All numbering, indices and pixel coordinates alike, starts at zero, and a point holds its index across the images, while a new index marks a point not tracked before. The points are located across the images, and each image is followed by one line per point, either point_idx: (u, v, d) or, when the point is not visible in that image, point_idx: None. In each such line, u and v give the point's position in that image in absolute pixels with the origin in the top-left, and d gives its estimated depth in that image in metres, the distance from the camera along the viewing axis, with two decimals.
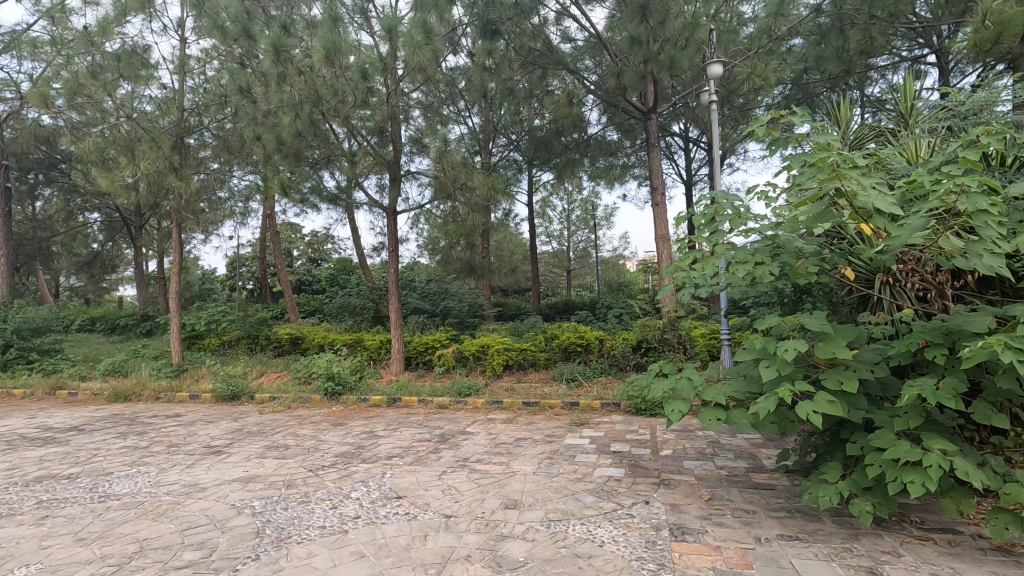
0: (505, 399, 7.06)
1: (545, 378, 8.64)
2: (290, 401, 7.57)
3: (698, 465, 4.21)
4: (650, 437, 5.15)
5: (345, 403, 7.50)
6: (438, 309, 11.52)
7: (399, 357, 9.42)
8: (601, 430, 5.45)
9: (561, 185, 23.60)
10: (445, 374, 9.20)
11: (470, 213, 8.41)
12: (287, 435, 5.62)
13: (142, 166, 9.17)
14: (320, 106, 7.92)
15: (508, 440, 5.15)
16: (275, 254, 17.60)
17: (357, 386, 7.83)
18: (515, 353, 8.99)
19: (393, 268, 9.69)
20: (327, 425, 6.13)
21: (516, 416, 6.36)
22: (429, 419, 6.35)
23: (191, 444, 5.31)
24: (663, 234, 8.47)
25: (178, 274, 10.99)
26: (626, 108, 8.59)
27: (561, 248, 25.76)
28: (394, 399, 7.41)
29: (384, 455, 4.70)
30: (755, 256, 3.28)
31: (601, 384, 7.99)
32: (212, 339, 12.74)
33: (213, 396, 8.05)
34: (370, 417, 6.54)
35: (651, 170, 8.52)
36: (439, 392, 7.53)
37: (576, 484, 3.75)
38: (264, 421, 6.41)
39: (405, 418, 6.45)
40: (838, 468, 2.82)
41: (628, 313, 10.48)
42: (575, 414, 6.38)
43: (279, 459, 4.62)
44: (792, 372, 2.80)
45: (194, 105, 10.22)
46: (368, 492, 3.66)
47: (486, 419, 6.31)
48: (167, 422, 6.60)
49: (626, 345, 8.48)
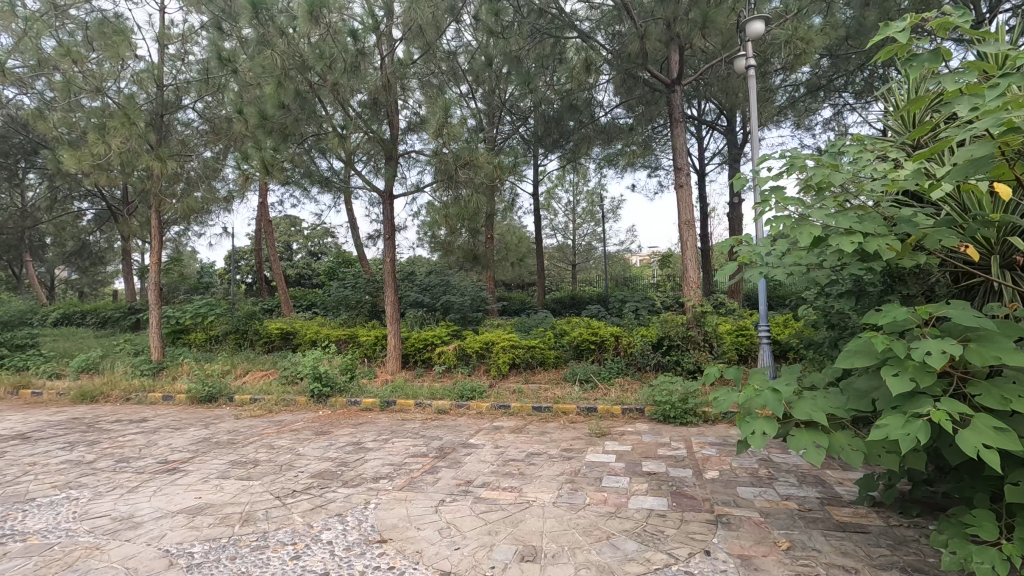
0: (513, 403, 6.26)
1: (556, 379, 7.86)
2: (272, 404, 6.78)
3: (756, 493, 3.40)
4: (687, 454, 4.33)
5: (334, 406, 6.72)
6: (439, 303, 10.75)
7: (396, 355, 8.67)
8: (628, 444, 4.65)
9: (568, 176, 22.83)
10: (446, 373, 8.43)
11: (473, 194, 7.57)
12: (260, 446, 4.82)
13: (113, 144, 8.34)
14: (308, 74, 7.10)
15: (519, 457, 4.34)
16: (269, 245, 16.85)
17: (351, 386, 7.08)
18: (523, 351, 8.20)
19: (388, 258, 8.88)
20: (309, 434, 5.33)
21: (526, 424, 5.55)
22: (426, 427, 5.55)
23: (145, 458, 4.51)
24: (688, 219, 7.66)
25: (158, 264, 10.17)
26: (646, 79, 7.72)
27: (567, 242, 25.02)
28: (388, 402, 6.60)
29: (370, 476, 3.90)
30: (861, 224, 2.37)
31: (618, 386, 7.21)
32: (199, 334, 11.97)
33: (188, 397, 7.25)
34: (359, 424, 5.75)
35: (674, 148, 7.66)
36: (438, 394, 6.73)
37: (610, 523, 2.94)
38: (239, 428, 5.62)
39: (398, 426, 5.65)
40: (994, 521, 2.02)
41: (644, 308, 9.67)
42: (594, 422, 5.57)
43: (243, 480, 3.81)
44: (932, 385, 2.00)
45: (175, 81, 9.56)
46: (343, 533, 2.86)
47: (492, 427, 5.51)
48: (129, 428, 5.80)
49: (645, 342, 7.65)
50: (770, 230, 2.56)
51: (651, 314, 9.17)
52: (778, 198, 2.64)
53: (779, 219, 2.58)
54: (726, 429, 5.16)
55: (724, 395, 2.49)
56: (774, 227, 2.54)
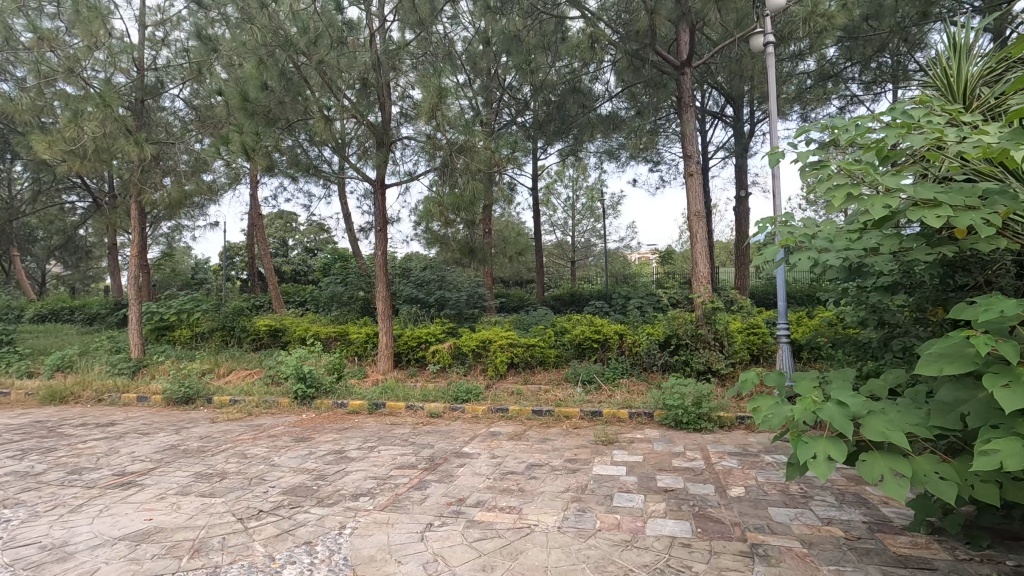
0: (511, 406, 5.81)
1: (556, 379, 7.42)
2: (252, 406, 6.31)
3: (791, 516, 2.94)
4: (706, 467, 3.88)
5: (319, 409, 6.26)
6: (433, 298, 10.31)
7: (388, 354, 8.23)
8: (638, 454, 4.21)
9: (567, 170, 22.36)
10: (440, 373, 8.00)
11: (471, 182, 7.11)
12: (231, 455, 4.36)
13: (87, 129, 7.85)
14: (292, 53, 6.77)
15: (518, 469, 3.89)
16: (260, 241, 16.38)
17: (339, 388, 6.62)
18: (522, 349, 7.76)
19: (379, 252, 8.43)
20: (288, 440, 4.88)
21: (526, 430, 5.10)
22: (416, 433, 5.10)
23: (101, 468, 4.05)
24: (698, 210, 7.21)
25: (138, 256, 9.63)
26: (653, 61, 7.28)
27: (566, 239, 24.58)
28: (377, 405, 6.15)
29: (350, 492, 3.44)
30: (949, 195, 1.92)
31: (623, 387, 6.79)
32: (184, 331, 11.50)
33: (163, 398, 6.78)
34: (344, 429, 5.30)
35: (683, 134, 7.22)
36: (431, 396, 6.27)
37: (626, 555, 2.49)
38: (212, 434, 5.16)
39: (387, 431, 5.19)
40: None
41: (648, 305, 9.24)
42: (599, 427, 5.13)
43: (203, 498, 3.35)
44: None
45: (156, 64, 9.11)
46: (309, 568, 2.41)
47: (489, 433, 5.06)
48: (93, 432, 5.34)
49: (652, 341, 7.23)
50: (830, 200, 2.09)
51: (656, 311, 8.74)
52: (839, 164, 2.18)
53: (843, 187, 2.11)
54: (744, 437, 4.72)
55: (771, 408, 2.04)
56: (837, 196, 2.07)
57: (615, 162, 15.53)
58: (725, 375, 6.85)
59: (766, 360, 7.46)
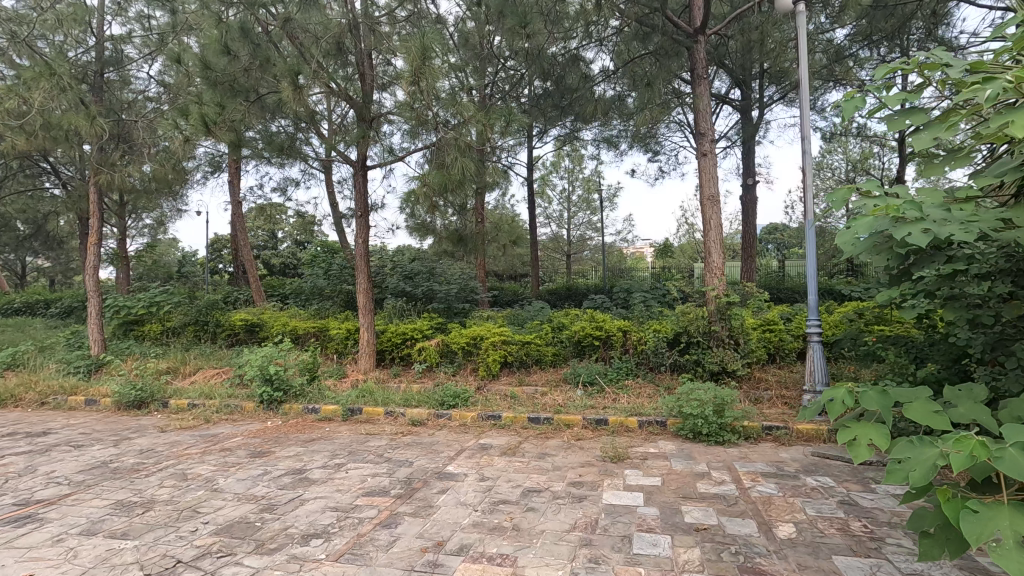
0: (504, 413, 5.12)
1: (554, 380, 6.76)
2: (212, 412, 5.59)
3: (866, 572, 2.26)
4: (740, 494, 3.20)
5: (287, 414, 5.54)
6: (421, 291, 9.62)
7: (370, 352, 7.52)
8: (655, 476, 3.53)
9: (563, 161, 21.67)
10: (427, 373, 7.31)
11: (460, 159, 6.45)
12: (168, 476, 3.64)
13: (33, 101, 7.06)
14: (260, 10, 6.20)
15: (511, 497, 3.19)
16: (241, 231, 15.58)
17: (311, 392, 5.91)
18: (516, 347, 7.07)
19: (360, 240, 7.70)
20: (243, 455, 4.17)
21: (521, 443, 4.41)
22: (393, 446, 4.39)
23: (3, 495, 3.32)
24: (712, 193, 6.52)
25: (97, 245, 8.81)
26: (663, 27, 6.60)
27: (561, 232, 23.90)
28: (352, 411, 5.44)
29: (299, 532, 2.73)
30: None
31: (628, 390, 6.13)
32: (154, 326, 10.73)
33: (114, 402, 6.04)
34: (311, 441, 4.59)
35: (696, 111, 6.55)
36: (413, 400, 5.55)
37: None
38: (156, 447, 4.44)
39: (359, 444, 4.47)
40: None
41: (654, 300, 8.56)
42: (605, 440, 4.46)
43: (112, 542, 2.64)
44: None
45: (117, 33, 8.33)
46: None
47: (478, 446, 4.37)
48: (18, 443, 4.61)
49: (659, 338, 6.56)
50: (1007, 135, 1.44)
51: (662, 306, 8.07)
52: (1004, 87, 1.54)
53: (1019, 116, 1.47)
54: (775, 453, 4.05)
55: (910, 451, 1.31)
56: None
57: (614, 151, 14.86)
58: (740, 377, 6.20)
59: (781, 360, 6.93)
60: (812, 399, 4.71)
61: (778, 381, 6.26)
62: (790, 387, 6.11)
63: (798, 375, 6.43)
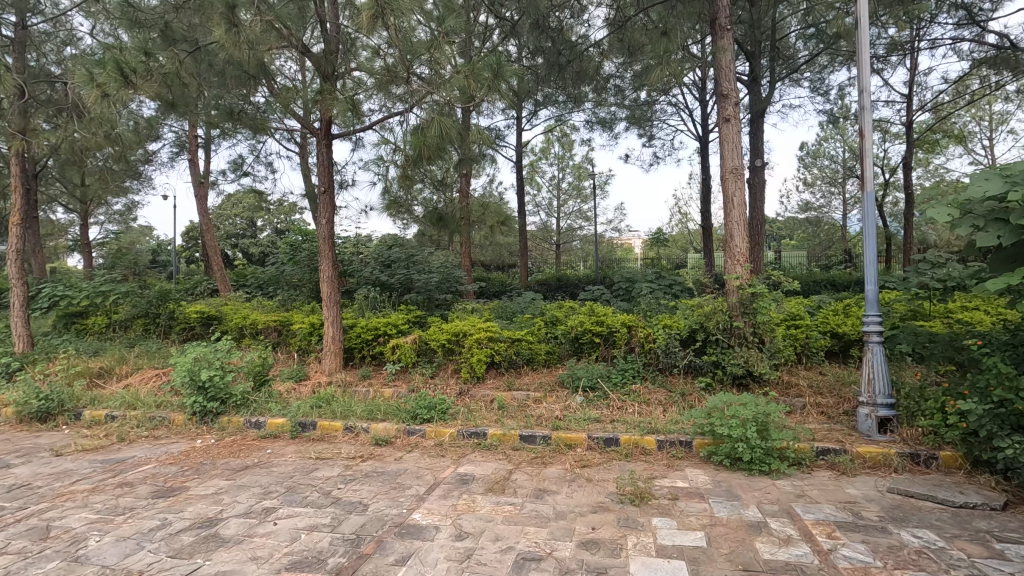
0: (490, 430, 4.14)
1: (548, 382, 5.82)
2: (132, 427, 4.55)
3: None
4: (822, 565, 2.27)
5: (224, 429, 4.51)
6: (398, 280, 8.62)
7: (335, 350, 6.52)
8: (697, 531, 2.59)
9: (552, 146, 20.72)
10: (401, 375, 6.33)
11: (438, 118, 5.53)
12: (23, 533, 2.63)
13: None
14: None
15: (498, 573, 2.23)
16: (206, 216, 14.38)
17: (259, 398, 4.89)
18: (505, 345, 6.10)
19: (323, 222, 6.62)
20: (145, 495, 3.16)
21: (511, 475, 3.43)
22: (347, 478, 3.39)
23: None
24: (736, 165, 5.53)
25: (20, 227, 7.48)
26: None
27: (550, 221, 22.95)
28: (303, 426, 4.42)
29: None
30: None
31: (636, 397, 5.20)
32: (99, 319, 9.59)
33: (15, 413, 4.97)
34: (243, 470, 3.59)
35: (715, 69, 5.61)
36: (379, 412, 4.53)
37: None
38: (35, 480, 3.40)
39: (302, 475, 3.46)
40: None
41: (660, 292, 7.64)
42: (620, 469, 3.51)
43: None
44: None
45: None
46: None
47: (457, 478, 3.39)
48: None
49: (672, 335, 5.63)
50: None
51: (671, 298, 7.13)
52: None
53: None
54: (842, 490, 3.12)
55: None
56: None
57: (608, 133, 13.96)
58: (767, 381, 5.29)
59: (808, 360, 6.05)
60: (869, 414, 3.80)
61: (812, 387, 5.36)
62: (826, 394, 5.22)
63: (831, 378, 5.56)
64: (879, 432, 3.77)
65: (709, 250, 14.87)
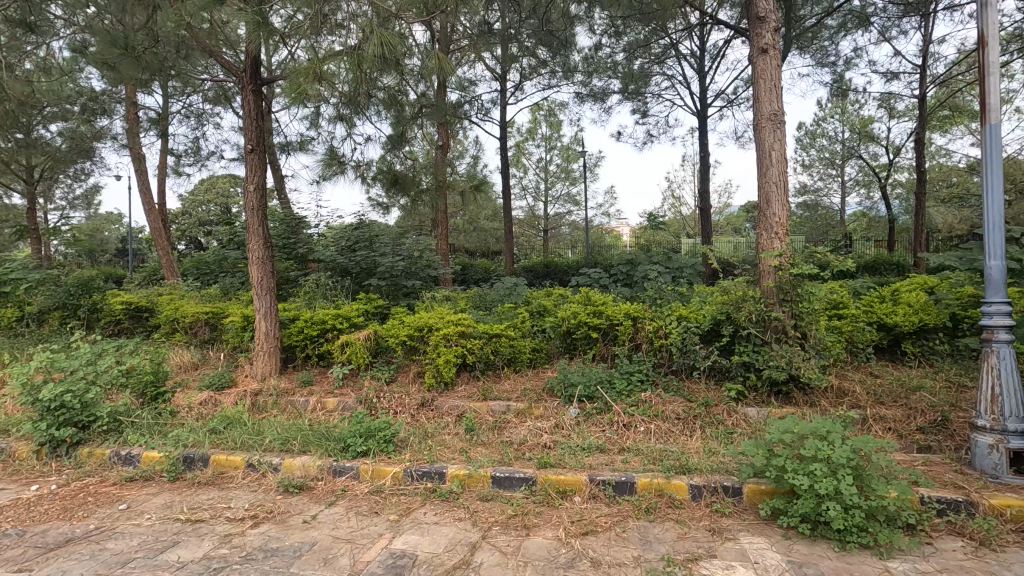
0: (451, 469, 2.91)
1: (534, 388, 4.59)
2: None
3: None
4: None
5: (81, 467, 3.22)
6: (358, 265, 7.33)
7: (269, 350, 5.22)
8: None
9: (539, 125, 19.44)
10: (351, 380, 5.07)
11: (375, 30, 4.04)
12: None
13: None
14: None
15: None
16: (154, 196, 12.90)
17: (141, 419, 3.59)
18: (479, 341, 4.85)
19: (250, 190, 5.22)
20: None
21: (474, 555, 2.20)
22: (214, 566, 2.14)
23: None
24: (774, 110, 4.31)
25: None
26: None
27: (538, 205, 21.73)
28: (191, 462, 3.16)
29: None
30: None
31: (648, 411, 4.01)
32: (8, 312, 8.17)
33: None
34: (61, 548, 2.32)
35: None
36: (298, 442, 3.25)
37: None
38: None
39: (143, 559, 2.20)
40: None
41: (667, 276, 6.44)
42: (640, 542, 2.30)
43: None
44: None
45: None
46: None
47: (388, 561, 2.16)
48: None
49: (690, 329, 4.42)
50: None
51: (682, 283, 5.93)
52: None
53: None
54: None
55: None
56: None
57: (598, 105, 12.73)
58: (815, 388, 4.10)
59: (852, 358, 4.90)
60: (995, 445, 2.65)
61: (871, 394, 4.19)
62: (891, 403, 4.06)
63: (891, 382, 4.40)
64: (1010, 472, 2.62)
65: (707, 233, 13.74)
